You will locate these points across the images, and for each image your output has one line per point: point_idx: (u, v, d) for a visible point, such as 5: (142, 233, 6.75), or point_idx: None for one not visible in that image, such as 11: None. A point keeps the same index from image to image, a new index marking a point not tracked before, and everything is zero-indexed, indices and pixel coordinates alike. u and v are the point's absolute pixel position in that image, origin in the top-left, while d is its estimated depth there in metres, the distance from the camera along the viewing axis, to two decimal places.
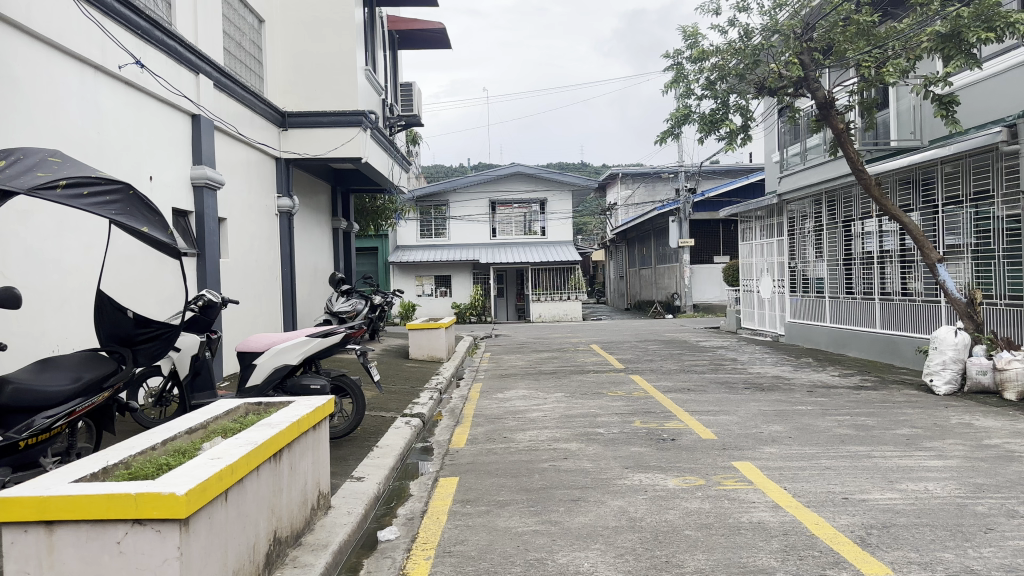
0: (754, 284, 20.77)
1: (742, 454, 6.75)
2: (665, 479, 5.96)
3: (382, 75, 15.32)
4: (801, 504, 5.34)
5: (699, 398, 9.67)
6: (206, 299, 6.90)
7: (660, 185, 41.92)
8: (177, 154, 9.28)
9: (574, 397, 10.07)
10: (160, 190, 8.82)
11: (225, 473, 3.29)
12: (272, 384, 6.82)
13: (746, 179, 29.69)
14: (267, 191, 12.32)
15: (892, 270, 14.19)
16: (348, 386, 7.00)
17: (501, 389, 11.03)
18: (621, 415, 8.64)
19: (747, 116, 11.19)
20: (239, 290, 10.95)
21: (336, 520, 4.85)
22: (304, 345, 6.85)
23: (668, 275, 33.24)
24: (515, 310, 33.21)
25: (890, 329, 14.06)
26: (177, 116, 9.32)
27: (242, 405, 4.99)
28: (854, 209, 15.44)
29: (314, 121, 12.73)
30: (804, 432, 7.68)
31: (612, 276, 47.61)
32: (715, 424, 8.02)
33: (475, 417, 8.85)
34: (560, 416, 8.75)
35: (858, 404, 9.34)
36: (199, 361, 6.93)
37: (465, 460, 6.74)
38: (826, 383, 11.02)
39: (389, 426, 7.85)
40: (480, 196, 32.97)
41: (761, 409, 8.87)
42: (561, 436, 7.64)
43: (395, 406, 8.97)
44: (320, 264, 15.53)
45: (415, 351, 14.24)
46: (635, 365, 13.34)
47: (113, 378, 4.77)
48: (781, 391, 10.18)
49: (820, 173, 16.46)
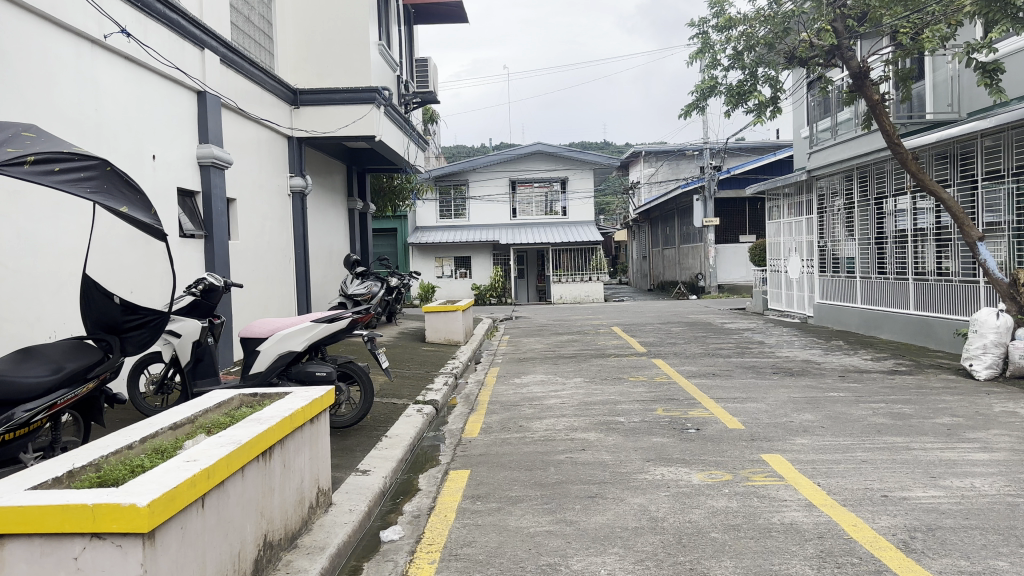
0: (781, 264, 20.20)
1: (772, 446, 6.35)
2: (689, 474, 5.59)
3: (397, 51, 14.91)
4: (836, 503, 4.95)
5: (724, 384, 9.26)
6: (207, 283, 6.59)
7: (684, 162, 41.17)
8: (181, 132, 8.98)
9: (594, 383, 9.71)
10: (164, 169, 8.54)
11: (200, 477, 2.97)
12: (276, 371, 6.51)
13: (773, 157, 28.94)
14: (279, 170, 12.01)
15: (928, 249, 13.61)
16: (355, 374, 6.66)
17: (519, 374, 10.69)
18: (643, 402, 8.27)
19: (777, 87, 10.66)
20: (249, 273, 10.68)
21: (336, 519, 4.54)
22: (309, 329, 6.52)
23: (692, 255, 32.66)
24: (536, 291, 32.85)
25: (925, 310, 13.51)
26: (182, 92, 9.01)
27: (237, 396, 4.68)
28: (888, 185, 14.84)
29: (326, 99, 12.39)
30: (837, 421, 7.27)
31: (634, 256, 47.01)
32: (742, 412, 7.62)
33: (490, 404, 8.52)
34: (579, 403, 8.39)
35: (893, 391, 8.88)
36: (200, 347, 6.65)
37: (478, 452, 6.42)
38: (858, 367, 10.54)
39: (401, 415, 7.54)
40: (501, 175, 32.51)
41: (791, 396, 8.45)
42: (580, 425, 7.29)
43: (408, 392, 8.67)
44: (335, 245, 15.24)
45: (432, 334, 13.93)
46: (658, 349, 12.94)
47: (99, 368, 4.47)
48: (811, 377, 9.74)
49: (852, 148, 15.84)
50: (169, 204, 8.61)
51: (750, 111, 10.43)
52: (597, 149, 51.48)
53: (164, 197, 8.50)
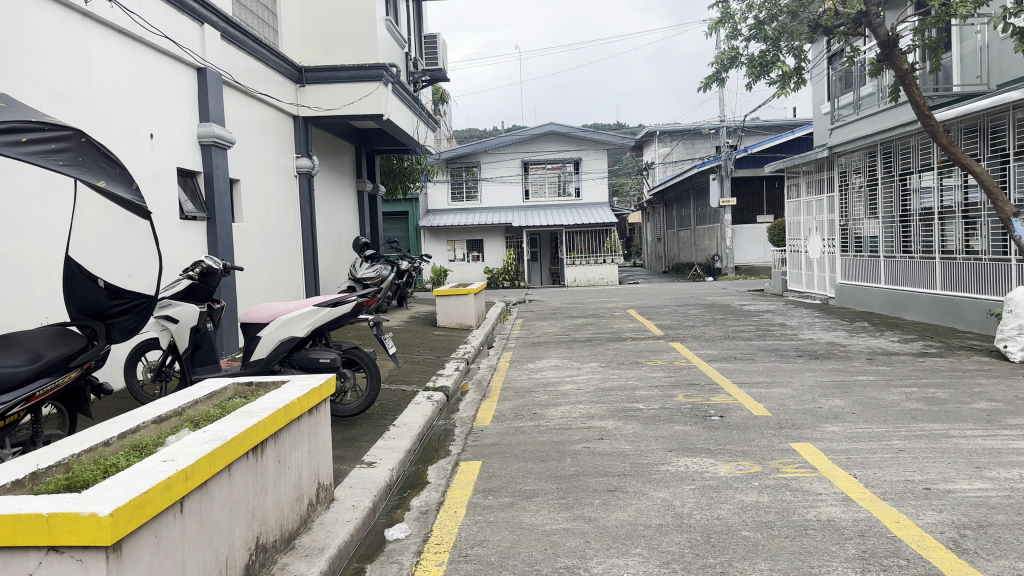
0: (801, 244, 19.71)
1: (802, 434, 5.98)
2: (715, 465, 5.24)
3: (405, 28, 14.53)
4: (875, 498, 4.58)
5: (747, 368, 8.89)
6: (205, 266, 6.30)
7: (699, 142, 40.55)
8: (180, 110, 8.65)
9: (610, 367, 9.36)
10: (162, 149, 8.22)
11: (177, 479, 2.65)
12: (278, 358, 6.21)
13: (792, 134, 28.30)
14: (285, 151, 11.69)
15: (955, 226, 13.12)
16: (361, 359, 6.34)
17: (533, 359, 10.36)
18: (662, 388, 7.91)
19: (801, 57, 10.20)
20: (254, 256, 10.39)
21: (337, 517, 4.23)
22: (312, 313, 6.20)
23: (708, 236, 32.14)
24: (549, 274, 32.44)
25: (953, 289, 13.02)
26: (180, 68, 8.68)
27: (230, 386, 4.38)
28: (913, 161, 14.29)
29: (333, 76, 12.07)
30: (868, 407, 6.89)
31: (649, 238, 46.49)
32: (767, 398, 7.25)
33: (503, 391, 8.20)
34: (595, 389, 8.05)
35: (925, 373, 8.46)
36: (199, 333, 6.36)
37: (490, 441, 6.10)
38: (885, 349, 10.11)
39: (409, 402, 7.24)
40: (513, 157, 32.06)
41: (817, 380, 8.06)
42: (597, 412, 6.95)
43: (418, 378, 8.37)
44: (345, 228, 14.93)
45: (444, 319, 13.62)
46: (676, 331, 12.58)
47: (81, 357, 4.16)
48: (838, 360, 9.34)
49: (874, 123, 15.23)
50: (168, 185, 8.31)
51: (773, 82, 9.97)
52: (610, 130, 50.83)
53: (163, 177, 8.21)
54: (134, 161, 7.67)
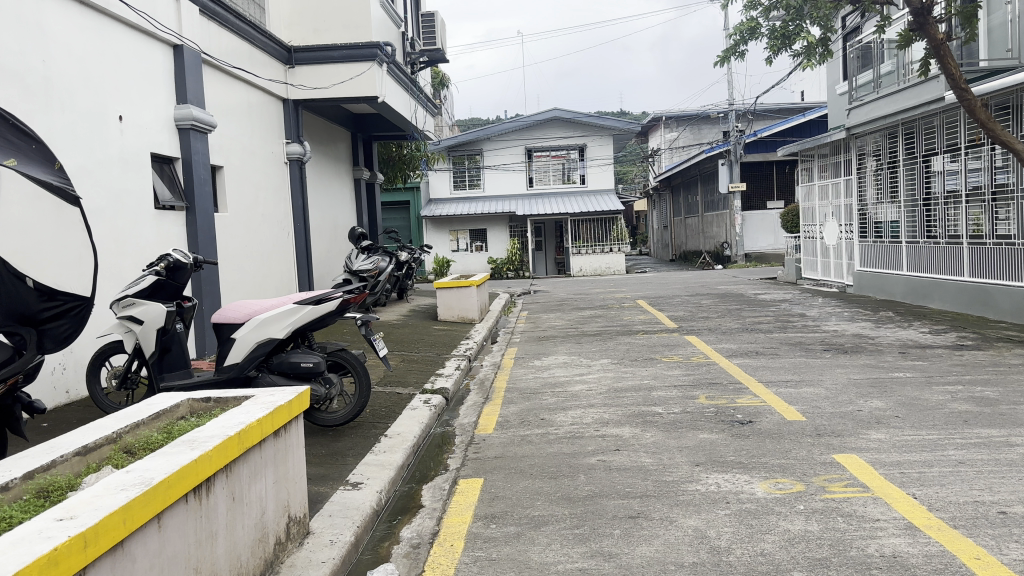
0: (816, 230, 18.97)
1: (843, 444, 5.30)
2: (751, 483, 4.57)
3: (402, 6, 13.83)
4: (943, 525, 3.89)
5: (771, 364, 8.22)
6: (171, 259, 5.68)
7: (706, 127, 39.74)
8: (154, 90, 7.97)
9: (623, 364, 8.67)
10: (133, 133, 7.55)
11: (67, 550, 2.00)
12: (254, 362, 5.55)
13: (802, 117, 27.50)
14: (274, 136, 11.02)
15: (983, 209, 12.38)
16: (348, 363, 5.68)
17: (539, 355, 9.68)
18: (682, 388, 7.23)
19: (828, 26, 9.46)
20: (240, 248, 9.70)
21: (311, 557, 3.57)
22: (292, 312, 5.52)
23: (717, 223, 31.37)
24: (554, 264, 31.69)
25: (982, 276, 12.26)
26: (152, 46, 7.98)
27: (184, 403, 3.76)
28: (937, 142, 13.52)
29: (323, 55, 11.32)
30: (912, 408, 6.20)
31: (656, 226, 45.74)
32: (799, 400, 6.57)
33: (507, 392, 7.52)
34: (607, 389, 7.36)
35: (966, 368, 7.73)
36: (168, 335, 5.73)
37: (493, 454, 5.42)
38: (918, 342, 9.38)
39: (404, 408, 6.56)
40: (516, 143, 31.30)
41: (851, 378, 7.36)
42: (611, 418, 6.27)
43: (415, 380, 7.69)
44: (341, 218, 14.24)
45: (445, 312, 12.94)
46: (690, 324, 11.89)
47: (5, 371, 3.52)
48: (869, 354, 8.63)
49: (893, 102, 14.44)
50: (142, 171, 7.65)
51: (797, 54, 9.21)
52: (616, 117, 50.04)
53: (136, 163, 7.55)
54: (100, 146, 7.02)
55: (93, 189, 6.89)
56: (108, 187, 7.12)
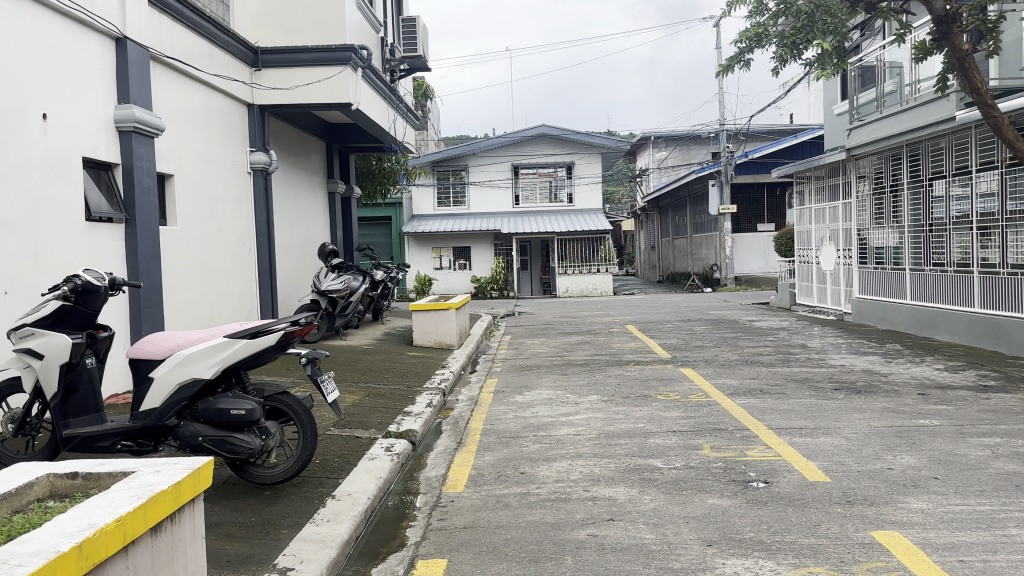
0: (812, 254, 18.21)
1: (881, 518, 4.42)
2: (776, 573, 3.68)
3: (381, 10, 13.01)
4: None
5: (779, 406, 7.35)
6: (81, 282, 4.69)
7: (695, 147, 39.14)
8: (90, 87, 7.05)
9: (614, 403, 7.75)
10: (60, 134, 6.62)
11: None
12: (174, 408, 4.66)
13: (795, 138, 26.87)
14: (236, 144, 10.13)
15: (995, 237, 11.55)
16: (289, 409, 4.79)
17: (521, 389, 8.75)
18: (681, 435, 6.33)
19: (843, 34, 8.71)
20: (191, 266, 8.76)
21: None
22: (223, 348, 4.61)
23: (706, 245, 30.70)
24: (540, 284, 30.83)
25: (995, 308, 11.45)
26: (89, 37, 7.08)
27: (42, 480, 2.83)
28: (945, 164, 12.75)
29: (293, 58, 10.42)
30: (949, 467, 5.33)
31: (643, 246, 45.03)
32: (818, 454, 5.70)
33: (483, 436, 6.58)
34: (598, 435, 6.44)
35: (998, 415, 6.87)
36: (75, 372, 4.79)
37: (462, 524, 4.48)
38: (936, 381, 8.54)
39: (363, 457, 5.63)
40: (502, 160, 30.49)
41: (873, 427, 6.48)
42: (602, 474, 5.34)
43: (379, 421, 6.73)
44: (312, 234, 13.33)
45: (421, 336, 12.00)
46: (685, 354, 11.02)
47: None
48: (886, 396, 7.77)
49: (897, 122, 13.69)
50: (71, 178, 6.71)
51: (808, 64, 8.43)
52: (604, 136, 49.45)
53: (64, 168, 6.62)
54: (18, 147, 6.10)
55: (7, 197, 5.95)
56: (28, 194, 6.18)
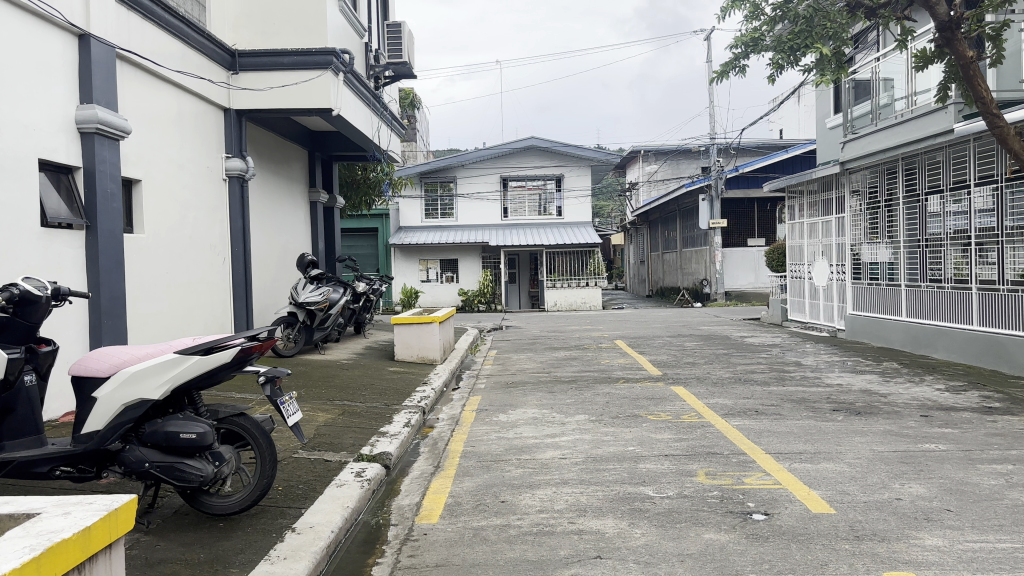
0: (804, 269, 17.93)
1: (894, 556, 4.03)
2: None
3: (365, 15, 12.66)
4: None
5: (776, 428, 6.97)
6: (19, 292, 4.27)
7: (684, 161, 38.96)
8: (48, 85, 6.63)
9: (602, 423, 7.34)
10: (13, 134, 6.19)
11: None
12: (118, 432, 4.24)
13: (786, 153, 26.68)
14: (210, 150, 9.71)
15: (992, 253, 11.28)
16: (246, 433, 4.38)
17: (505, 407, 8.33)
18: (674, 460, 5.93)
19: (842, 40, 8.47)
20: (158, 276, 8.31)
21: None
22: (172, 365, 4.19)
23: (696, 260, 30.41)
24: (528, 297, 30.43)
25: (994, 326, 11.14)
26: (49, 32, 6.66)
27: None
28: (942, 179, 12.48)
29: (273, 61, 10.03)
30: (961, 498, 4.96)
31: (632, 260, 44.75)
32: (821, 482, 5.32)
33: (462, 460, 6.16)
34: (584, 459, 6.03)
35: (1007, 439, 6.52)
36: (10, 390, 4.35)
37: (435, 561, 4.06)
38: (939, 402, 8.18)
39: (330, 484, 5.19)
40: (490, 171, 30.15)
41: (876, 452, 6.11)
42: (589, 504, 4.92)
43: (352, 443, 6.29)
44: (292, 244, 12.90)
45: (402, 351, 11.59)
46: (676, 371, 10.63)
47: None
48: (887, 418, 7.40)
49: (892, 135, 13.44)
50: (25, 181, 6.28)
51: (808, 69, 8.15)
52: None
53: (16, 171, 6.19)
54: None
55: None
56: None
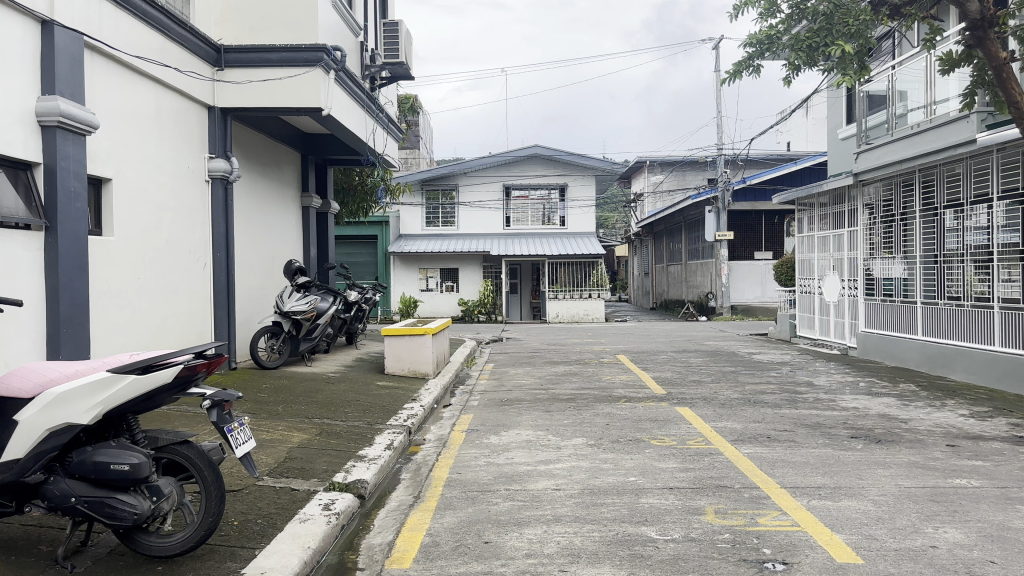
0: (813, 284, 17.35)
1: None
2: None
3: (360, 12, 12.19)
4: None
5: (789, 458, 6.38)
6: None
7: (690, 172, 38.44)
8: (6, 73, 6.11)
9: (601, 449, 6.76)
10: None
11: None
12: (41, 460, 3.67)
13: (795, 165, 26.11)
14: (191, 149, 9.21)
15: (1015, 270, 10.70)
16: (190, 465, 3.83)
17: (497, 428, 7.76)
18: (680, 494, 5.36)
19: (863, 38, 7.95)
20: (128, 281, 7.76)
21: None
22: (103, 387, 3.60)
23: (702, 272, 29.82)
24: (529, 308, 29.87)
25: (1018, 347, 10.54)
26: (7, 16, 6.14)
27: None
28: (962, 193, 11.90)
29: (259, 57, 9.52)
30: (1006, 547, 4.37)
31: (637, 271, 44.20)
32: (846, 525, 4.72)
33: (446, 489, 5.58)
34: (581, 491, 5.46)
35: None
36: None
37: None
38: (966, 430, 7.58)
39: (292, 518, 4.62)
40: (493, 180, 29.60)
41: (903, 488, 5.52)
42: (583, 548, 4.34)
43: (325, 469, 5.72)
44: (281, 249, 12.37)
45: (393, 364, 11.03)
46: (681, 390, 10.05)
47: None
48: (912, 447, 6.81)
49: (909, 145, 12.88)
50: None
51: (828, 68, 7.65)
52: None
53: None
54: None
55: None
56: None
